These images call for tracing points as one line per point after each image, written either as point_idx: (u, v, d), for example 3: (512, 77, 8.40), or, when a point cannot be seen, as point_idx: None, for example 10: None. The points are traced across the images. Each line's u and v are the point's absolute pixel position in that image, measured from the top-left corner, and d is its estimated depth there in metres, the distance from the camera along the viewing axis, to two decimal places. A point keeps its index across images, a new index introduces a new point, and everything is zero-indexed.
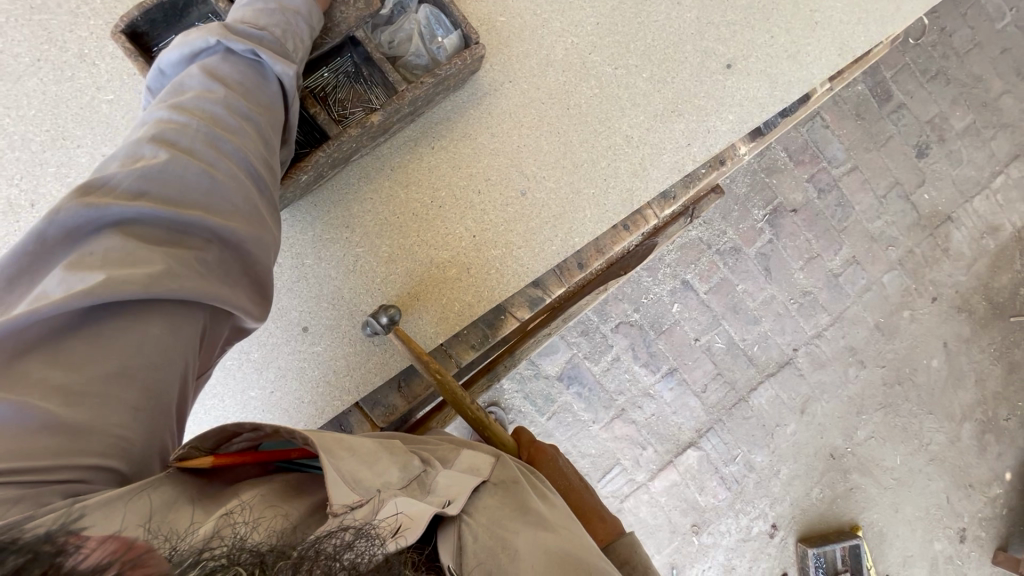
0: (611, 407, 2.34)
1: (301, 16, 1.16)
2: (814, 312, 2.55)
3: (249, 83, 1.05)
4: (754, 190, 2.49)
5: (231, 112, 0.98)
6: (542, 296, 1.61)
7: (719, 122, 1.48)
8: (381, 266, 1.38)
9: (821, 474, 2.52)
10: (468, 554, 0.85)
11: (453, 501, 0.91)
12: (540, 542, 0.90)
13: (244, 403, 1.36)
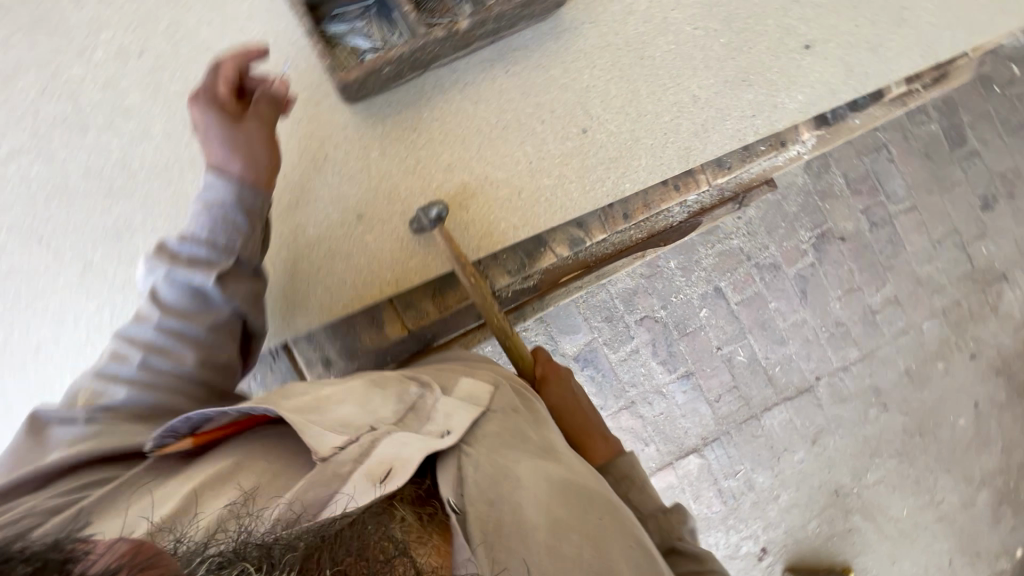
0: (621, 397, 2.33)
1: (230, 206, 1.19)
2: (843, 345, 2.49)
3: (195, 309, 1.17)
4: (804, 211, 2.46)
5: (168, 335, 1.14)
6: (583, 239, 1.54)
7: (788, 100, 1.50)
8: (438, 172, 1.43)
9: (821, 509, 2.46)
10: (469, 481, 0.94)
11: (453, 432, 1.00)
12: (540, 468, 1.01)
13: (290, 275, 1.39)
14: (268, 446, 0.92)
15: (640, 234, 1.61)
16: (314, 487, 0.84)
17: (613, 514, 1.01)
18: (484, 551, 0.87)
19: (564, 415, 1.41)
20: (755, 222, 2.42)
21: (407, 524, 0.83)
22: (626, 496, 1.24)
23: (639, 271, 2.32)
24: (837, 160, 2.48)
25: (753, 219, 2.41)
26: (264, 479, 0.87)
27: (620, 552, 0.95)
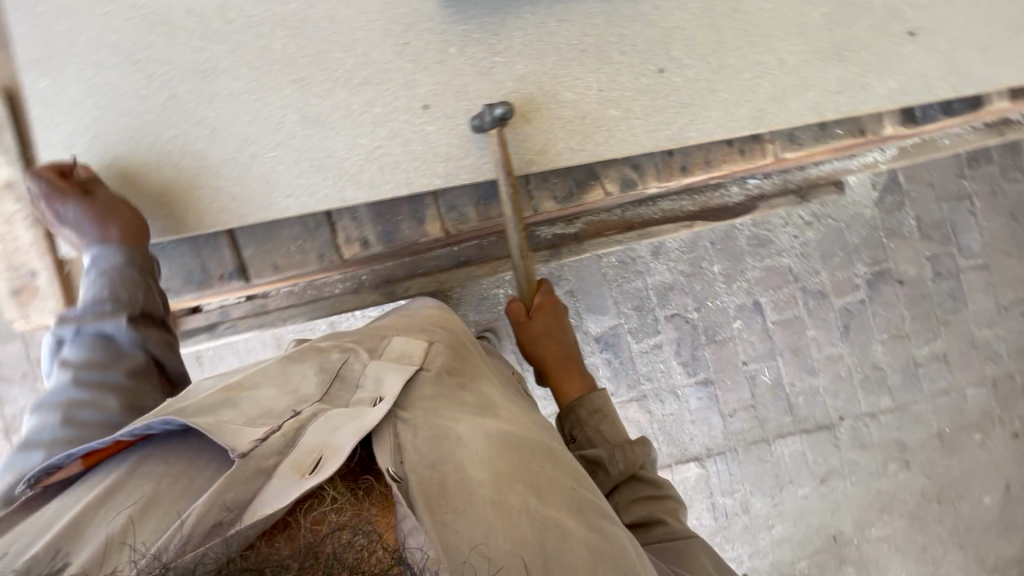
0: (634, 389, 2.29)
1: (120, 264, 1.27)
2: (877, 391, 2.37)
3: (107, 357, 1.26)
4: (866, 245, 2.35)
5: (77, 387, 1.21)
6: (635, 182, 1.49)
7: (879, 84, 1.41)
8: (511, 82, 1.35)
9: (814, 551, 2.37)
10: (410, 447, 1.00)
11: (386, 397, 1.08)
12: (477, 426, 1.08)
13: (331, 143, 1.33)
14: (159, 456, 0.96)
15: (693, 203, 1.59)
16: (236, 484, 0.88)
17: (548, 459, 1.10)
18: (429, 514, 0.91)
19: (548, 344, 1.62)
20: (811, 244, 2.33)
21: (341, 499, 0.89)
22: (599, 429, 1.54)
23: (680, 267, 2.29)
24: (913, 201, 2.36)
25: (809, 241, 2.33)
26: (180, 486, 0.91)
27: (555, 491, 1.03)
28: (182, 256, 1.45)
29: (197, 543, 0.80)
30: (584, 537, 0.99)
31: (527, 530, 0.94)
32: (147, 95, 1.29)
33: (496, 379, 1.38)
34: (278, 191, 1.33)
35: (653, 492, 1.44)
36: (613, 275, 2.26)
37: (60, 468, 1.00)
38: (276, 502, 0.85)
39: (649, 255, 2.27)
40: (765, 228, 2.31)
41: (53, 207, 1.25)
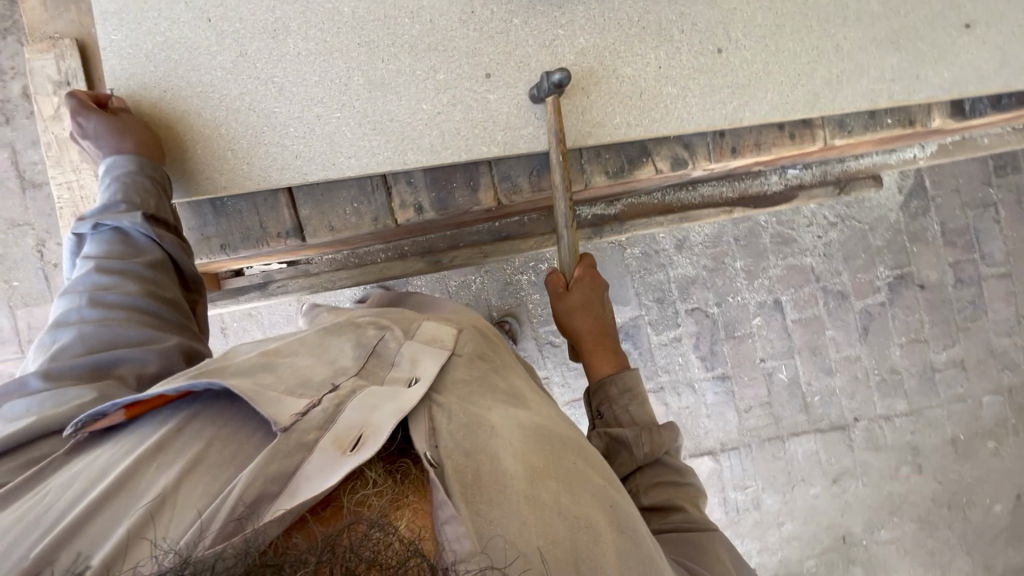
0: (651, 380, 2.30)
1: (130, 169, 1.21)
2: (893, 394, 2.37)
3: (127, 251, 1.20)
4: (889, 248, 2.35)
5: (104, 271, 1.16)
6: (686, 160, 1.45)
7: (933, 74, 1.42)
8: (572, 55, 1.34)
9: (823, 550, 2.38)
10: (444, 433, 0.88)
11: (422, 379, 0.96)
12: (515, 417, 0.97)
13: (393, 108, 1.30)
14: (208, 417, 0.84)
15: (732, 190, 1.78)
16: (277, 457, 0.76)
17: (581, 455, 0.97)
18: (464, 503, 0.81)
19: (584, 317, 1.45)
20: (834, 245, 2.34)
21: (382, 482, 0.78)
22: (629, 408, 1.33)
23: (703, 262, 2.30)
24: (938, 207, 2.37)
25: (833, 241, 2.34)
26: (228, 452, 0.80)
27: (591, 490, 0.91)
28: (238, 210, 1.38)
29: (228, 534, 0.68)
30: (620, 545, 0.87)
31: (562, 528, 0.83)
32: (207, 43, 1.27)
33: (523, 368, 1.27)
34: (340, 149, 1.31)
35: (676, 479, 1.26)
36: (636, 267, 2.28)
37: (100, 417, 0.85)
38: (321, 482, 0.73)
39: (673, 248, 2.28)
40: (789, 227, 2.31)
41: (80, 127, 1.24)
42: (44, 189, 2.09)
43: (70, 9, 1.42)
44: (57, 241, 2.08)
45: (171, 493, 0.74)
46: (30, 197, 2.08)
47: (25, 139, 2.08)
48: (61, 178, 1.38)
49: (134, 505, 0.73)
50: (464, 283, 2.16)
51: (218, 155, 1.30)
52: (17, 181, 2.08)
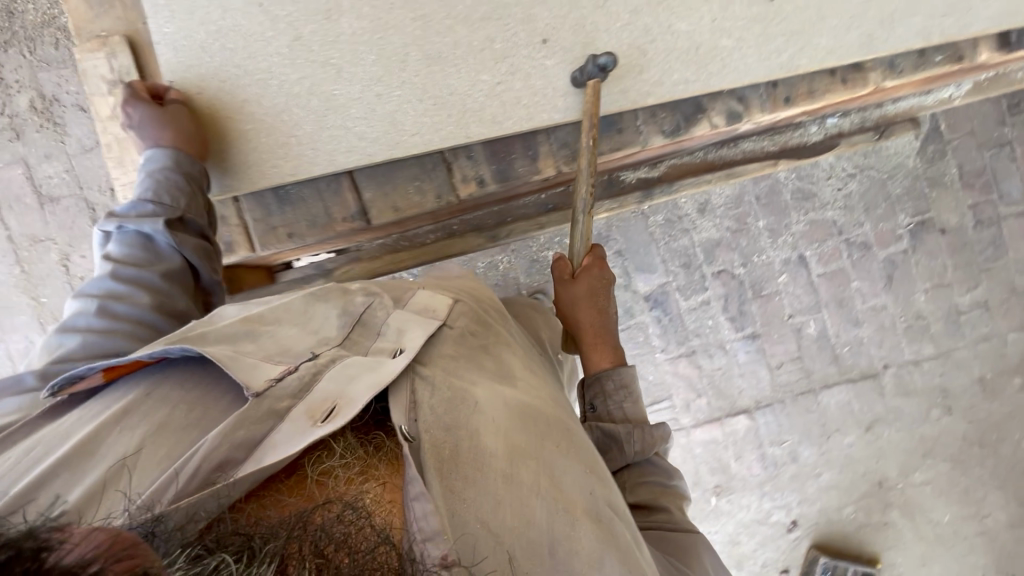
0: (684, 344, 2.31)
1: (168, 169, 1.35)
2: (920, 338, 2.41)
3: (146, 255, 1.30)
4: (908, 195, 2.36)
5: (119, 279, 1.25)
6: (741, 113, 1.70)
7: (982, 8, 1.59)
8: (624, 16, 1.47)
9: (861, 496, 2.43)
10: (424, 407, 1.03)
11: (406, 350, 1.12)
12: (493, 395, 1.11)
13: (476, 83, 1.47)
14: (173, 382, 1.01)
15: (773, 144, 2.18)
16: (246, 424, 0.92)
17: (562, 439, 1.11)
18: (439, 477, 0.95)
19: (588, 308, 1.59)
20: (855, 196, 2.34)
21: (351, 453, 0.94)
22: (621, 405, 1.50)
23: (726, 224, 2.30)
24: (955, 149, 2.37)
25: (853, 193, 2.34)
26: (193, 416, 0.97)
27: (566, 473, 1.05)
28: (304, 200, 1.63)
29: (193, 489, 0.84)
30: (594, 522, 1.01)
31: (535, 509, 0.97)
32: (262, 31, 1.39)
33: (517, 343, 1.41)
34: (405, 130, 1.50)
35: (661, 481, 1.42)
36: (660, 234, 2.27)
37: (78, 380, 1.01)
38: (286, 449, 0.90)
39: (696, 213, 2.27)
40: (809, 181, 2.31)
41: (132, 117, 1.38)
42: (61, 202, 2.06)
43: (113, 5, 1.53)
44: (81, 254, 2.06)
45: (138, 453, 0.90)
46: (48, 212, 2.06)
47: (37, 154, 2.05)
48: (125, 178, 1.52)
49: (102, 460, 0.89)
50: (492, 264, 2.03)
51: (283, 140, 1.46)
52: (33, 197, 2.05)
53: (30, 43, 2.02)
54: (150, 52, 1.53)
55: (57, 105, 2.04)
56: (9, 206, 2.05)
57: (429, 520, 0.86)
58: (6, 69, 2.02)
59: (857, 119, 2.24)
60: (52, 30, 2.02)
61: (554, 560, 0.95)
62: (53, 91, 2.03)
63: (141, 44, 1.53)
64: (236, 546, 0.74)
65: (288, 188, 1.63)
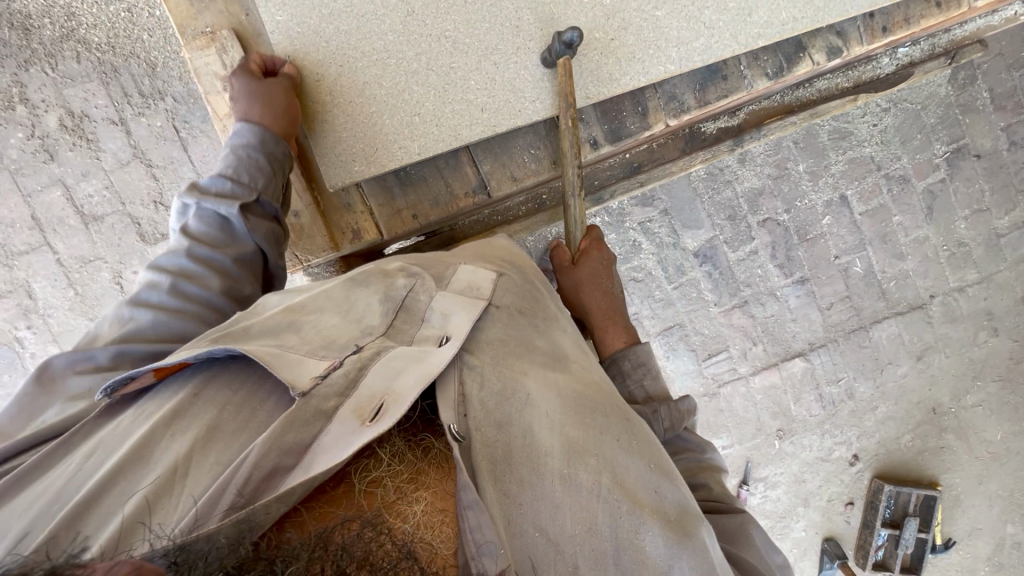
0: (736, 296, 2.33)
1: (250, 147, 1.30)
2: (963, 265, 2.43)
3: (220, 237, 1.23)
4: (943, 123, 2.31)
5: (195, 260, 1.18)
6: (841, 47, 1.71)
7: None
8: None
9: (917, 425, 2.50)
10: (474, 401, 0.90)
11: (453, 337, 0.96)
12: (546, 384, 0.97)
13: (588, 40, 1.50)
14: (218, 386, 0.86)
15: (848, 80, 2.16)
16: (294, 427, 0.77)
17: (623, 432, 0.98)
18: (492, 481, 0.84)
19: (592, 292, 1.52)
20: (890, 130, 2.29)
21: (399, 459, 0.81)
22: (642, 382, 1.41)
23: (767, 171, 2.26)
24: (986, 73, 2.31)
25: (888, 127, 2.29)
26: (240, 421, 0.82)
27: (630, 473, 0.93)
28: (424, 180, 1.63)
29: (244, 503, 0.71)
30: (661, 524, 0.90)
31: (599, 512, 0.86)
32: (374, 8, 1.42)
33: (566, 320, 1.25)
34: (524, 97, 1.53)
35: (694, 457, 1.31)
36: (703, 188, 2.24)
37: (130, 381, 0.86)
38: (332, 457, 0.75)
39: (736, 163, 2.23)
40: (845, 121, 2.25)
41: (233, 88, 1.35)
42: (106, 220, 2.04)
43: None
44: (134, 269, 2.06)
45: (184, 463, 0.76)
46: (94, 231, 2.04)
47: (73, 173, 2.00)
48: None
49: (147, 472, 0.76)
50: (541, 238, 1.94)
51: (408, 119, 1.47)
52: (77, 217, 2.03)
53: (50, 59, 1.92)
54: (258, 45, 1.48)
55: (88, 121, 1.97)
56: (54, 228, 2.03)
57: (484, 530, 0.75)
58: (29, 88, 1.93)
59: (924, 49, 2.21)
60: (72, 43, 1.92)
61: (618, 567, 0.85)
62: (81, 107, 1.96)
63: (249, 37, 1.47)
64: (260, 573, 0.58)
65: (408, 169, 1.61)
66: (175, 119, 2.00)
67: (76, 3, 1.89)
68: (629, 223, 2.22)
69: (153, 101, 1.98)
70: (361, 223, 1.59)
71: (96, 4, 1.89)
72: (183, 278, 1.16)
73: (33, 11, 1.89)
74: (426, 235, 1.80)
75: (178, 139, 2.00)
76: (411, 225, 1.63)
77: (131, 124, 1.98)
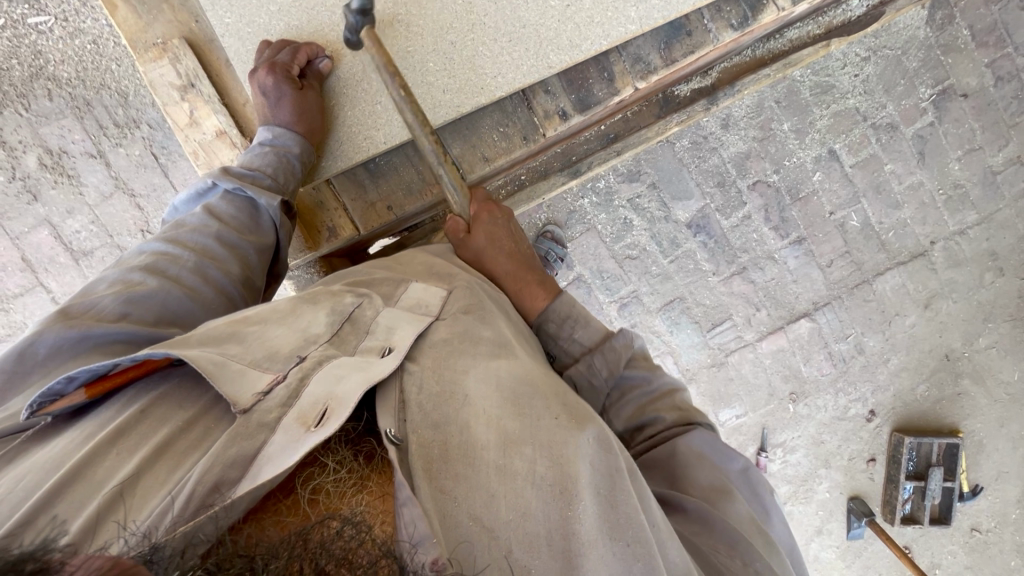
0: (734, 263, 2.31)
1: (293, 153, 1.38)
2: (962, 208, 2.38)
3: (247, 223, 1.30)
4: (926, 66, 2.24)
5: (221, 244, 1.23)
6: None
7: None
8: None
9: (931, 373, 2.47)
10: (413, 406, 0.88)
11: (395, 349, 0.95)
12: (489, 380, 0.93)
13: (545, 11, 1.49)
14: (163, 403, 0.86)
15: (818, 27, 2.05)
16: (237, 442, 0.77)
17: (565, 410, 0.91)
18: (427, 481, 0.80)
19: (493, 256, 1.37)
20: (872, 79, 2.23)
21: (346, 468, 0.78)
22: (573, 335, 1.30)
23: (751, 134, 2.22)
24: (963, 11, 2.23)
25: (869, 76, 2.23)
26: (195, 438, 0.82)
27: (567, 451, 0.85)
28: (395, 168, 1.62)
29: (193, 512, 0.69)
30: (596, 503, 0.82)
31: (533, 497, 0.81)
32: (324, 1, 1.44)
33: (513, 322, 1.22)
34: (487, 73, 1.51)
35: (644, 392, 1.24)
36: (689, 157, 2.21)
37: (58, 397, 0.87)
38: (280, 463, 0.74)
39: (719, 129, 2.20)
40: (825, 74, 2.20)
41: (268, 86, 1.35)
42: (96, 253, 2.04)
43: (163, 8, 1.48)
44: None
45: (133, 481, 0.75)
46: (85, 266, 2.04)
47: (58, 211, 2.00)
48: None
49: (101, 489, 0.74)
50: None
51: (370, 109, 1.49)
52: (67, 254, 2.03)
53: (23, 100, 1.91)
54: (212, 50, 1.51)
55: (67, 157, 1.97)
56: (46, 267, 2.03)
57: (418, 524, 0.73)
58: (5, 130, 1.93)
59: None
60: (42, 81, 1.90)
61: (553, 552, 0.79)
62: (59, 143, 1.96)
63: (201, 44, 1.50)
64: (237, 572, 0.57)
65: (377, 160, 1.61)
66: (153, 145, 1.99)
67: (40, 40, 1.86)
68: (618, 201, 2.21)
69: (129, 130, 1.97)
70: (337, 220, 1.61)
71: (61, 39, 1.85)
72: (204, 260, 1.20)
73: None
74: (409, 229, 1.84)
75: (159, 166, 2.00)
76: (387, 217, 1.63)
77: (110, 156, 1.98)
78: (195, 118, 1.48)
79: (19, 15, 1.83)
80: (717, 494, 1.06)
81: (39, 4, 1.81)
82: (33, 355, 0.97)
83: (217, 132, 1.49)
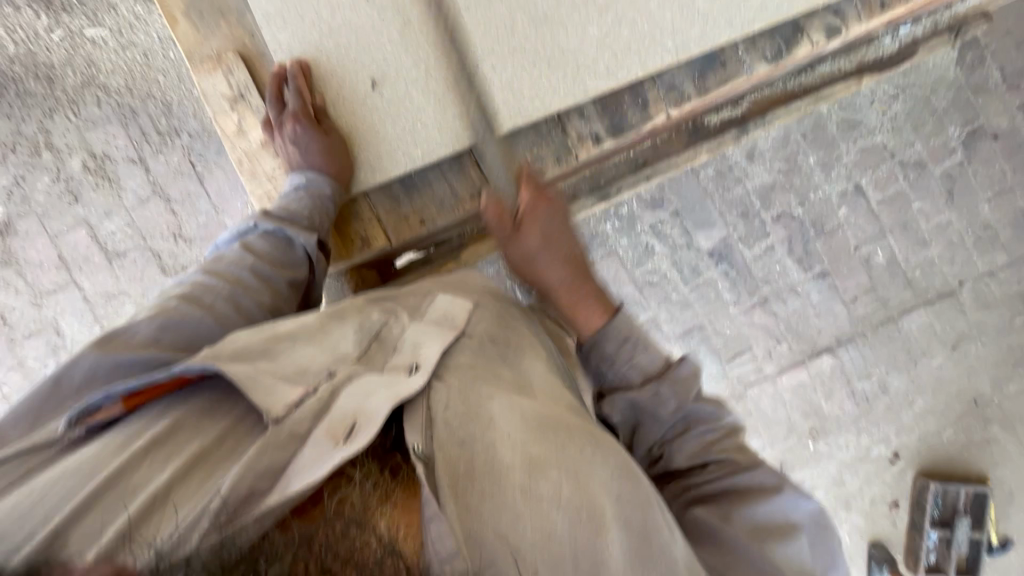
0: (755, 294, 2.29)
1: (327, 198, 1.48)
2: (992, 249, 2.34)
3: (286, 259, 1.40)
4: (955, 106, 2.24)
5: (255, 275, 1.32)
6: (839, 26, 1.68)
7: None
8: None
9: (957, 418, 2.40)
10: (439, 422, 0.88)
11: (422, 364, 0.96)
12: (514, 406, 0.92)
13: (584, 37, 1.53)
14: (191, 415, 0.87)
15: (851, 61, 2.06)
16: (268, 453, 0.80)
17: (591, 439, 0.92)
18: (451, 499, 0.80)
19: (551, 253, 1.37)
20: (901, 116, 2.22)
21: (372, 481, 0.78)
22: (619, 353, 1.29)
23: (777, 166, 2.22)
24: (994, 52, 2.22)
25: (898, 114, 2.22)
26: (227, 450, 0.83)
27: (594, 480, 0.86)
28: (428, 184, 1.65)
29: (219, 525, 0.69)
30: (622, 530, 0.84)
31: (558, 519, 0.81)
32: (372, 22, 1.49)
33: (544, 346, 1.22)
34: (524, 94, 1.55)
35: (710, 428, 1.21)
36: (713, 187, 2.21)
37: (96, 409, 0.89)
38: (308, 475, 0.75)
39: (744, 160, 2.20)
40: (852, 110, 2.20)
41: (296, 134, 1.47)
42: (128, 255, 2.10)
43: (220, 24, 1.55)
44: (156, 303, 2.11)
45: (165, 490, 0.77)
46: (117, 266, 2.10)
47: (96, 213, 2.07)
48: (258, 190, 1.58)
49: (135, 498, 0.76)
50: None
51: (411, 128, 1.54)
52: (101, 255, 2.09)
53: (73, 106, 2.00)
54: (263, 64, 1.56)
55: (109, 162, 2.04)
56: (79, 267, 2.09)
57: (446, 540, 0.72)
58: (54, 134, 2.02)
59: (931, 24, 2.08)
60: (92, 89, 1.99)
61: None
62: (103, 149, 2.04)
63: (253, 58, 1.56)
64: None
65: (413, 176, 1.64)
66: (191, 154, 2.06)
67: (94, 51, 1.96)
68: (639, 228, 2.22)
69: (169, 138, 2.04)
70: (369, 231, 1.64)
71: (114, 50, 1.96)
72: (237, 289, 1.27)
73: (56, 62, 1.97)
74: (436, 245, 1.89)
75: (194, 173, 2.07)
76: (418, 231, 1.65)
77: (150, 162, 2.05)
78: (243, 128, 1.56)
79: (77, 27, 1.93)
80: (758, 533, 1.08)
81: (97, 17, 1.93)
82: (68, 382, 1.01)
83: (262, 142, 1.58)
